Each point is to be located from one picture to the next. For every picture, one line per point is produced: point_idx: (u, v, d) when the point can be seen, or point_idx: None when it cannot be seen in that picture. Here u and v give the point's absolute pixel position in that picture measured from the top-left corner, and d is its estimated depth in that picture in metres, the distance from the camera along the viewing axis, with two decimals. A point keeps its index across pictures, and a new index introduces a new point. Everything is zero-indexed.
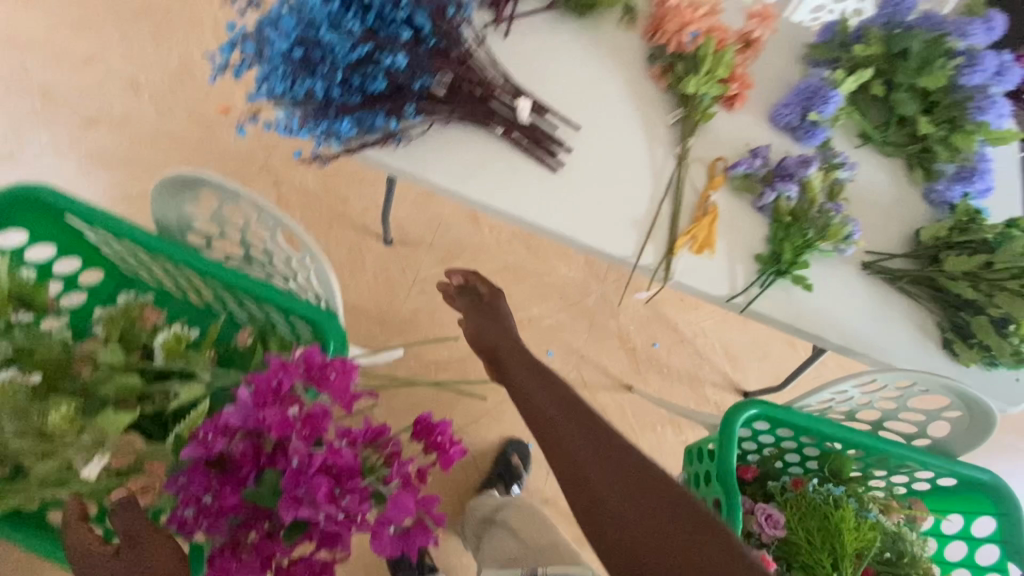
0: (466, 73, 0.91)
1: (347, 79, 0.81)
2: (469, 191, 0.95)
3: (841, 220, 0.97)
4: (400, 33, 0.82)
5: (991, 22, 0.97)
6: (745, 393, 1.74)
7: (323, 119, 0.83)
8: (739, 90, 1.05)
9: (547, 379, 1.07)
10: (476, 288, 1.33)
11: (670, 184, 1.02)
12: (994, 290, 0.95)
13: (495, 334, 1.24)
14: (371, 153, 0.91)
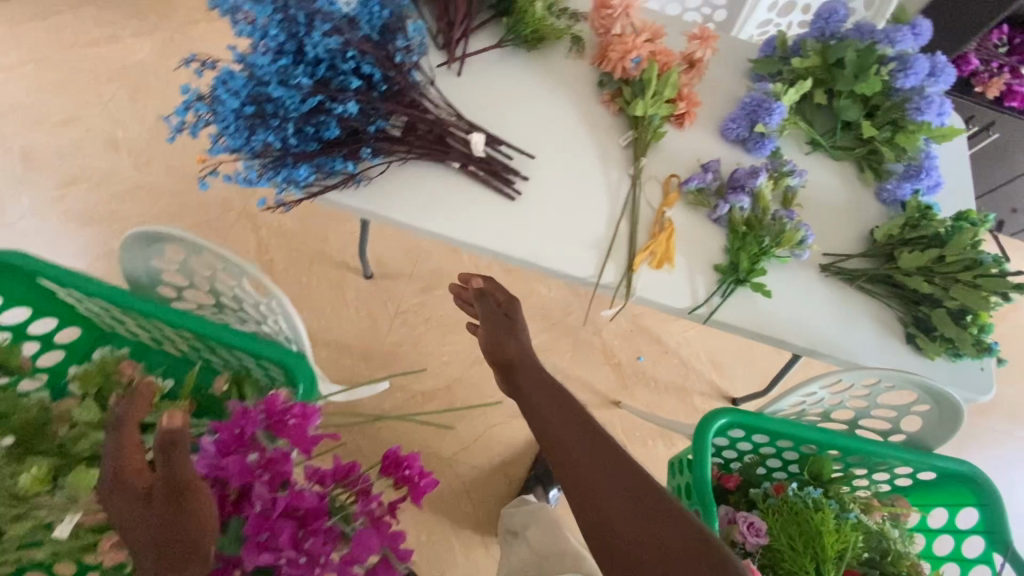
0: (420, 113, 0.95)
1: (301, 129, 0.84)
2: (430, 225, 0.97)
3: (794, 225, 1.00)
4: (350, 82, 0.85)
5: (917, 28, 1.02)
6: (733, 401, 1.74)
7: (282, 168, 0.86)
8: (687, 108, 1.10)
9: (562, 401, 0.93)
10: (493, 296, 1.11)
11: (626, 203, 1.05)
12: (949, 283, 0.97)
13: (510, 349, 1.06)
14: (333, 196, 0.94)
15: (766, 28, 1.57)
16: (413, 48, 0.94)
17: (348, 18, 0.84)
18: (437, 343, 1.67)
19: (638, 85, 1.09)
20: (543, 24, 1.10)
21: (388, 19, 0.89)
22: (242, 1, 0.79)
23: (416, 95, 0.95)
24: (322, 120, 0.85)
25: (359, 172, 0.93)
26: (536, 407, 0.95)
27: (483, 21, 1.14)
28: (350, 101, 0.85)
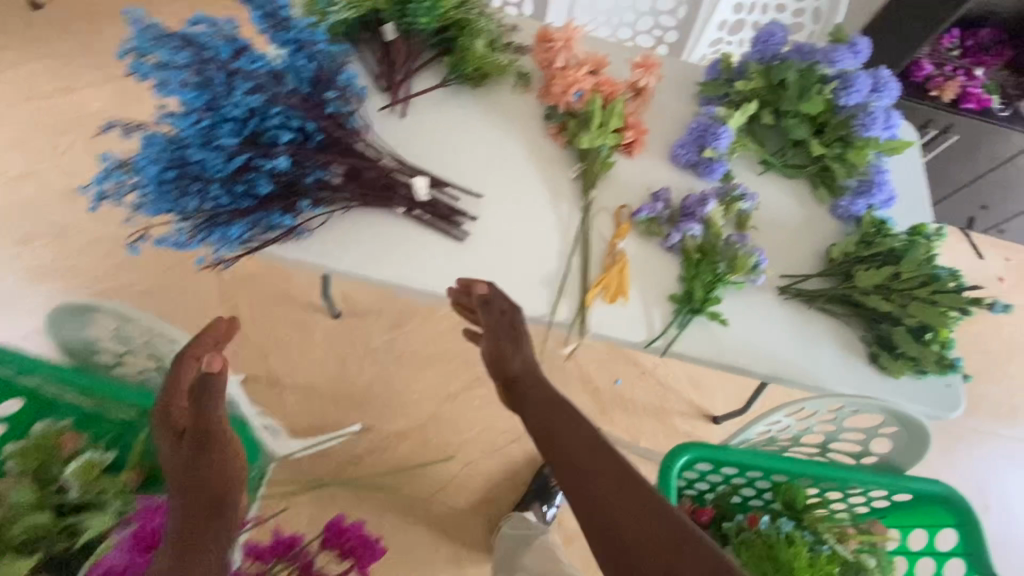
0: (358, 161, 0.93)
1: (231, 187, 0.83)
2: (376, 273, 0.95)
3: (746, 250, 0.99)
4: (279, 137, 0.83)
5: (855, 47, 1.02)
6: (715, 419, 1.72)
7: (213, 228, 0.84)
8: (634, 137, 1.09)
9: (579, 428, 0.82)
10: (494, 304, 0.91)
11: (578, 237, 1.03)
12: (906, 301, 0.96)
13: (516, 367, 0.90)
14: (273, 250, 0.92)
15: (718, 46, 1.58)
16: (347, 97, 0.93)
17: (273, 75, 0.84)
18: (410, 380, 1.64)
19: (583, 117, 1.08)
20: (484, 61, 1.09)
21: (317, 72, 0.88)
22: (158, 67, 0.78)
23: (354, 143, 0.94)
24: (252, 176, 0.84)
25: (298, 225, 0.90)
26: (550, 434, 0.83)
27: (425, 61, 1.12)
28: (278, 155, 0.83)
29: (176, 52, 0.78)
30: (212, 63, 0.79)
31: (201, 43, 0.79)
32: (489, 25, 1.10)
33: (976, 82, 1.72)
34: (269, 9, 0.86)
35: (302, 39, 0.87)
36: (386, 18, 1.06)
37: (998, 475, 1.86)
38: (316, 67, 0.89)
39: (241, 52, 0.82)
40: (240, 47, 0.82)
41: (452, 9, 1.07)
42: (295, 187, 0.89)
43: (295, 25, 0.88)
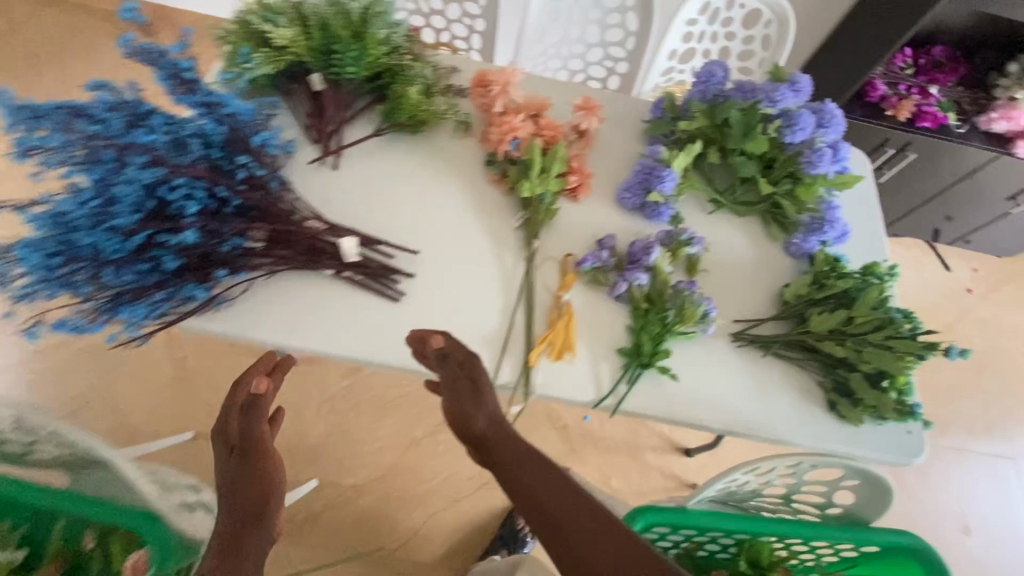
0: (281, 224, 0.87)
1: (132, 266, 0.76)
2: (304, 341, 0.89)
3: (696, 298, 0.95)
4: (185, 209, 0.77)
5: (796, 85, 0.99)
6: (686, 452, 1.67)
7: (116, 309, 0.77)
8: (578, 182, 1.05)
9: (551, 481, 0.79)
10: (452, 358, 0.81)
11: (521, 290, 0.98)
12: (861, 346, 0.92)
13: (482, 425, 0.81)
14: (190, 323, 0.85)
15: (670, 74, 1.56)
16: (266, 158, 0.87)
17: (177, 143, 0.78)
18: (369, 429, 1.57)
19: (523, 164, 1.04)
20: (420, 108, 1.04)
21: (229, 135, 0.83)
22: (42, 143, 0.71)
23: (275, 206, 0.87)
24: (156, 253, 0.78)
25: (215, 296, 0.84)
26: (524, 488, 0.79)
27: (358, 110, 1.08)
28: (183, 229, 0.77)
29: (61, 128, 0.71)
30: (99, 136, 0.72)
31: (93, 114, 0.73)
32: (423, 71, 1.05)
33: (931, 99, 1.71)
34: (173, 70, 0.79)
35: (211, 102, 0.81)
36: (312, 68, 1.01)
37: (976, 494, 1.84)
38: (228, 130, 0.83)
39: (139, 121, 0.76)
40: (138, 116, 0.75)
41: (382, 57, 1.02)
42: (208, 258, 0.82)
43: (203, 86, 0.81)
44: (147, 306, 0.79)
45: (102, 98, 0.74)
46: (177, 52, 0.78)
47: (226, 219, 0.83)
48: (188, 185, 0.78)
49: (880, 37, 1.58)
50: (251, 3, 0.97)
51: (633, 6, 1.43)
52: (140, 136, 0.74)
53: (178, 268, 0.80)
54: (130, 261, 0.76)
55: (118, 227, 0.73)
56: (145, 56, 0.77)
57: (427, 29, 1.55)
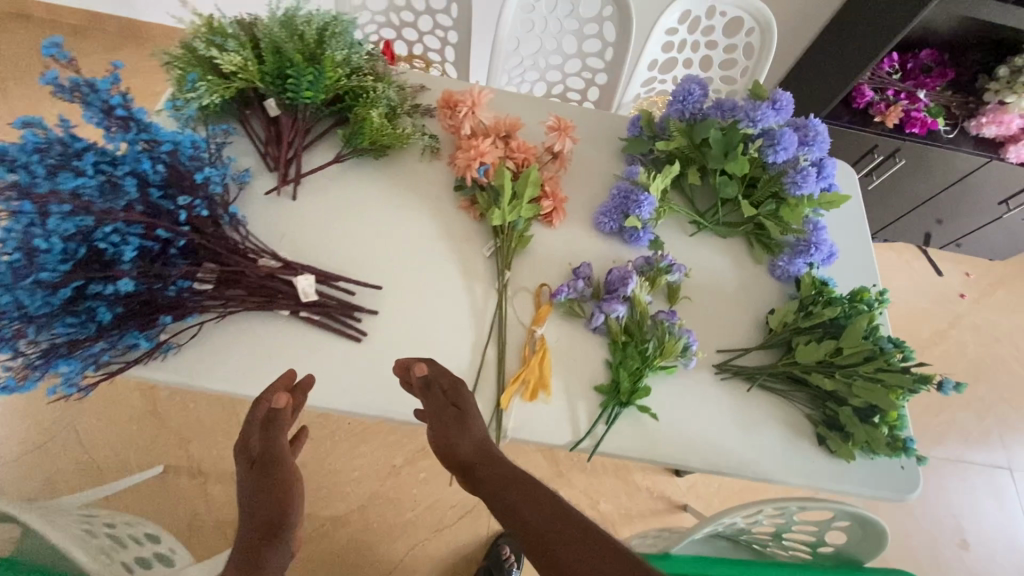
0: (231, 264, 0.82)
1: (64, 319, 0.71)
2: (257, 389, 0.82)
3: (676, 330, 0.90)
4: (121, 255, 0.71)
5: (778, 103, 0.93)
6: (676, 472, 1.62)
7: (49, 364, 0.70)
8: (552, 206, 1.00)
9: (539, 499, 0.69)
10: (436, 386, 0.77)
11: (493, 324, 0.93)
12: (851, 378, 0.88)
13: (467, 448, 0.74)
14: (136, 371, 0.80)
15: (652, 84, 1.51)
16: (212, 195, 0.81)
17: (110, 184, 0.71)
18: (347, 458, 1.52)
19: (493, 190, 0.98)
20: (383, 132, 0.98)
21: (169, 173, 0.76)
22: None
23: (225, 244, 0.82)
24: (91, 304, 0.71)
25: (160, 343, 0.78)
26: (513, 514, 0.69)
27: (318, 134, 1.03)
28: (120, 279, 0.70)
29: None
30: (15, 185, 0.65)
31: (13, 158, 0.67)
32: (386, 93, 1.00)
33: (919, 104, 1.66)
34: (104, 106, 0.73)
35: (147, 137, 0.75)
36: (265, 93, 0.95)
37: (973, 505, 1.80)
38: (167, 167, 0.77)
39: (65, 165, 0.69)
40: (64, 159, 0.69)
41: (341, 80, 0.96)
42: (152, 304, 0.77)
43: (140, 122, 0.75)
44: (84, 360, 0.73)
45: (23, 139, 0.67)
46: (107, 86, 0.72)
47: (168, 261, 0.78)
48: (122, 231, 0.72)
49: (867, 43, 1.54)
50: (197, 26, 0.91)
51: (610, 16, 1.37)
52: (64, 180, 0.67)
53: (117, 317, 0.74)
54: (60, 315, 0.69)
55: (45, 282, 0.67)
56: (72, 91, 0.71)
57: (399, 41, 1.49)
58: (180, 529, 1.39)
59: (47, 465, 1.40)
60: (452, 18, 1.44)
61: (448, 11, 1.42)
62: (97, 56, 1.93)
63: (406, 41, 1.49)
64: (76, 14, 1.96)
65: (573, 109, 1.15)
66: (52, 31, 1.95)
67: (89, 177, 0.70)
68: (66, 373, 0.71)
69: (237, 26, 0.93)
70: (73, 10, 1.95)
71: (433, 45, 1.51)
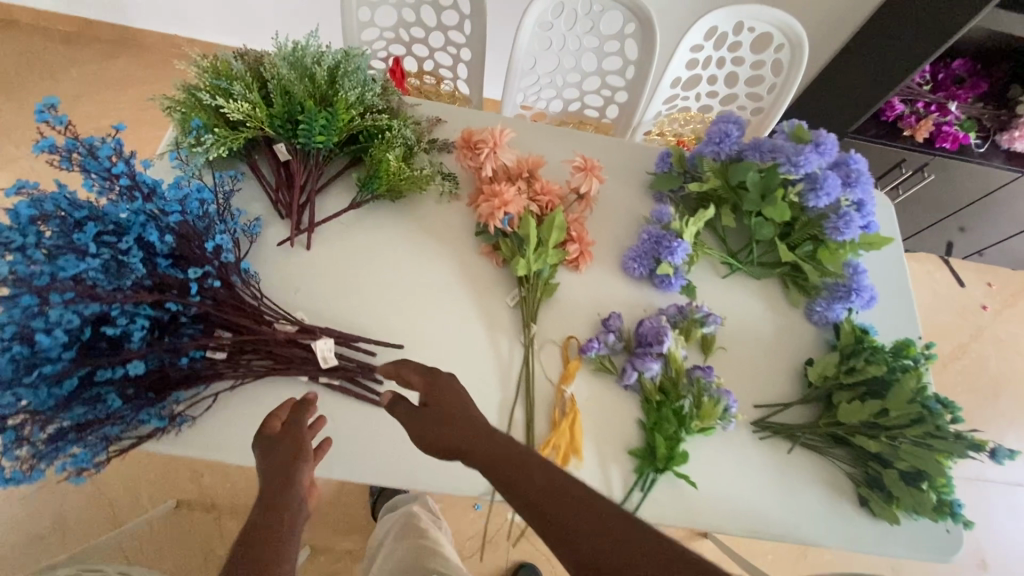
0: (246, 329, 0.77)
1: (72, 407, 0.65)
2: None
3: (715, 391, 0.85)
4: (130, 339, 0.66)
5: (821, 146, 0.87)
6: None
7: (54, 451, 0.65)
8: (579, 252, 0.95)
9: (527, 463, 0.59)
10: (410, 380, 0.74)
11: (520, 382, 0.88)
12: (896, 441, 0.84)
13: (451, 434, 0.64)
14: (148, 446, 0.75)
15: (674, 101, 1.45)
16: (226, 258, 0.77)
17: (114, 258, 0.66)
18: (362, 489, 1.49)
19: (518, 237, 0.93)
20: (400, 176, 0.92)
21: (177, 243, 0.71)
22: None
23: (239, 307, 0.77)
24: (99, 390, 0.67)
25: (174, 419, 0.74)
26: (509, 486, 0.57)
27: (332, 176, 0.97)
28: (130, 363, 0.66)
29: None
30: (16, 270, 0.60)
31: (9, 239, 0.61)
32: (403, 132, 0.94)
33: (950, 118, 1.59)
34: (107, 174, 0.67)
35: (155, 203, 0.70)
36: (275, 138, 0.89)
37: (992, 524, 1.78)
38: (176, 234, 0.71)
39: (66, 241, 0.64)
40: (66, 231, 0.65)
41: (354, 121, 0.90)
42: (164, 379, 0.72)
43: (145, 188, 0.70)
44: (93, 445, 0.68)
45: (16, 213, 0.62)
46: (111, 152, 0.67)
47: (180, 331, 0.74)
48: (132, 310, 0.67)
49: (897, 54, 1.45)
50: (201, 70, 0.84)
51: (632, 33, 1.30)
52: (67, 266, 0.61)
53: (128, 399, 0.69)
54: (66, 405, 0.65)
55: (48, 374, 0.62)
56: (70, 157, 0.65)
57: (408, 57, 1.42)
58: (195, 566, 1.36)
59: (57, 500, 1.37)
60: (466, 35, 1.36)
61: (461, 28, 1.35)
62: (92, 65, 1.84)
63: (416, 57, 1.42)
64: (69, 21, 1.86)
65: (597, 141, 1.09)
66: (43, 39, 1.85)
67: (93, 255, 0.64)
68: (77, 461, 0.67)
69: (243, 66, 0.86)
70: (66, 17, 1.85)
71: (444, 61, 1.44)
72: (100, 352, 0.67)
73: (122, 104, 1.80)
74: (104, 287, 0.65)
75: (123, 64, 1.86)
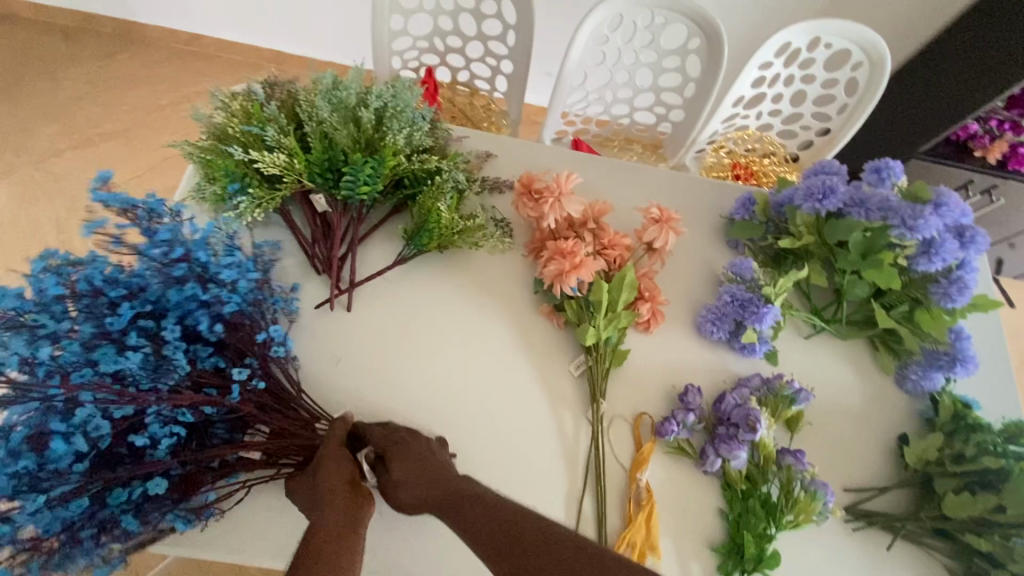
0: (291, 426, 0.68)
1: (84, 524, 0.55)
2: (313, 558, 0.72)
3: (810, 485, 0.75)
4: (166, 445, 0.57)
5: (943, 209, 0.75)
6: None
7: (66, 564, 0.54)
8: (651, 315, 0.84)
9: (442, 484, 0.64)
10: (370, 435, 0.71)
11: (587, 467, 0.79)
12: (1010, 541, 0.75)
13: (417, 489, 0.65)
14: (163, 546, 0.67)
15: (732, 119, 1.33)
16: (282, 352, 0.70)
17: (154, 353, 0.58)
18: None
19: (587, 300, 0.82)
20: (453, 229, 0.81)
21: (227, 333, 0.63)
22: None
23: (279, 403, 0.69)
24: (114, 508, 0.57)
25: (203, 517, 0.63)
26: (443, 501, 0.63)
27: (373, 226, 0.87)
28: (150, 482, 0.56)
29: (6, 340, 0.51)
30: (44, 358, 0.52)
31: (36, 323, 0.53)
32: (454, 175, 0.83)
33: None
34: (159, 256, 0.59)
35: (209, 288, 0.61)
36: (312, 188, 0.78)
37: None
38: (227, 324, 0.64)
39: (104, 328, 0.56)
40: (106, 313, 0.56)
41: (402, 166, 0.79)
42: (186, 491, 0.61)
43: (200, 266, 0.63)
44: (108, 561, 0.58)
45: (41, 286, 0.53)
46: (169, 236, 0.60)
47: (211, 437, 0.66)
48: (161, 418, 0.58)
49: (978, 71, 1.32)
50: (230, 112, 0.73)
51: (696, 49, 1.17)
52: (107, 361, 0.54)
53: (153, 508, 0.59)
54: (73, 528, 0.54)
55: (54, 495, 0.52)
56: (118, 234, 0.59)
57: (442, 67, 1.29)
58: None
59: None
60: (508, 46, 1.23)
61: (503, 39, 1.22)
62: (94, 64, 1.70)
63: (450, 68, 1.29)
64: (69, 15, 1.72)
65: (666, 180, 0.98)
66: (42, 35, 1.71)
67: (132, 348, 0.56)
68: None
69: (277, 106, 0.75)
70: (67, 12, 1.72)
71: (481, 72, 1.31)
72: (118, 460, 0.58)
73: (127, 106, 1.66)
74: (142, 386, 0.57)
75: (127, 64, 1.72)
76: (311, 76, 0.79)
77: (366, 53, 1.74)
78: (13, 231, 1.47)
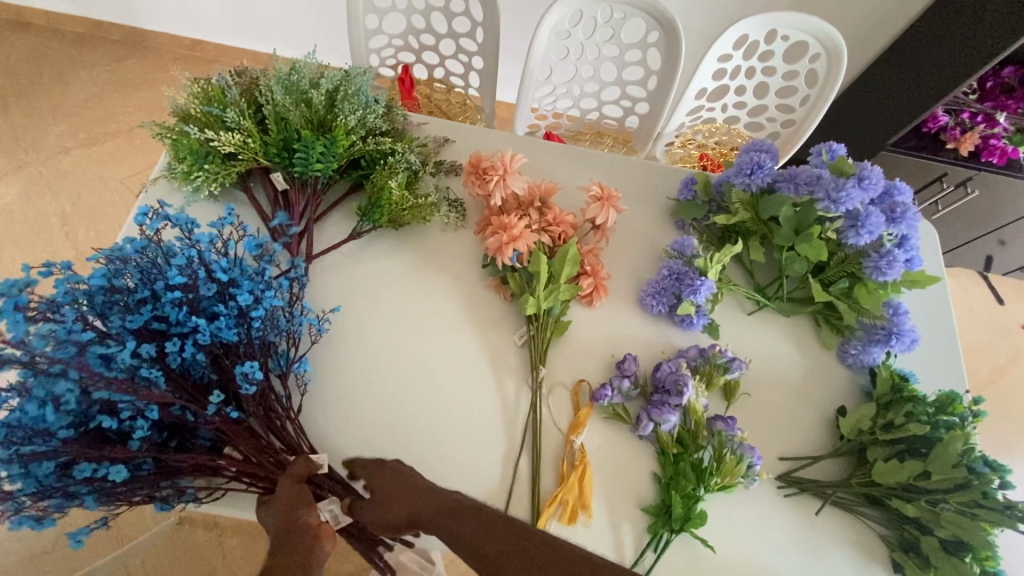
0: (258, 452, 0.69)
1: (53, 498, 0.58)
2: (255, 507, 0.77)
3: (736, 449, 0.78)
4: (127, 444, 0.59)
5: (865, 182, 0.79)
6: None
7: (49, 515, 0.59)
8: (593, 288, 0.88)
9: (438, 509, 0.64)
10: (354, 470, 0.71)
11: (525, 432, 0.82)
12: (936, 506, 0.77)
13: (409, 505, 0.65)
14: None
15: (698, 112, 1.37)
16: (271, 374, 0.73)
17: (148, 361, 0.62)
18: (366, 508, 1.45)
19: (528, 272, 0.87)
20: (402, 206, 0.87)
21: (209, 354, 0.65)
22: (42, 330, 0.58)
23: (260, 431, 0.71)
24: (76, 488, 0.59)
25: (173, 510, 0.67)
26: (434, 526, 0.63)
27: (331, 204, 0.92)
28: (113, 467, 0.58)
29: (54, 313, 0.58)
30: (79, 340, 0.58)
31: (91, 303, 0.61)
32: (407, 157, 0.88)
33: (998, 130, 1.46)
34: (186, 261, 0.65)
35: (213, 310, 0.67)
36: (271, 166, 0.84)
37: None
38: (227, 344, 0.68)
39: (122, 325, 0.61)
40: (121, 313, 0.62)
41: (355, 146, 0.84)
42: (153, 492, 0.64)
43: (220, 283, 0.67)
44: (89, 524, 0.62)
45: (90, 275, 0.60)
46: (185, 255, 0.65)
47: (195, 441, 0.69)
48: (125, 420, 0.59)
49: (944, 63, 1.33)
50: (192, 94, 0.80)
51: (656, 42, 1.22)
52: (92, 356, 0.57)
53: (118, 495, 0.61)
54: (44, 494, 0.58)
55: (30, 453, 0.56)
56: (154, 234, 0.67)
57: (418, 65, 1.35)
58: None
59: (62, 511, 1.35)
60: (478, 42, 1.29)
61: (473, 36, 1.28)
62: (102, 68, 1.81)
63: (426, 65, 1.35)
64: (80, 22, 1.84)
65: (616, 163, 1.02)
66: (53, 40, 1.83)
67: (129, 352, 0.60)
68: (72, 534, 0.61)
69: (237, 90, 0.82)
70: (78, 18, 1.83)
71: (455, 69, 1.37)
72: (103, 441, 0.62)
73: (132, 106, 1.77)
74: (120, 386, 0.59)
75: (131, 67, 1.82)
76: (273, 63, 0.86)
77: (318, 37, 1.79)
78: (26, 222, 1.58)
